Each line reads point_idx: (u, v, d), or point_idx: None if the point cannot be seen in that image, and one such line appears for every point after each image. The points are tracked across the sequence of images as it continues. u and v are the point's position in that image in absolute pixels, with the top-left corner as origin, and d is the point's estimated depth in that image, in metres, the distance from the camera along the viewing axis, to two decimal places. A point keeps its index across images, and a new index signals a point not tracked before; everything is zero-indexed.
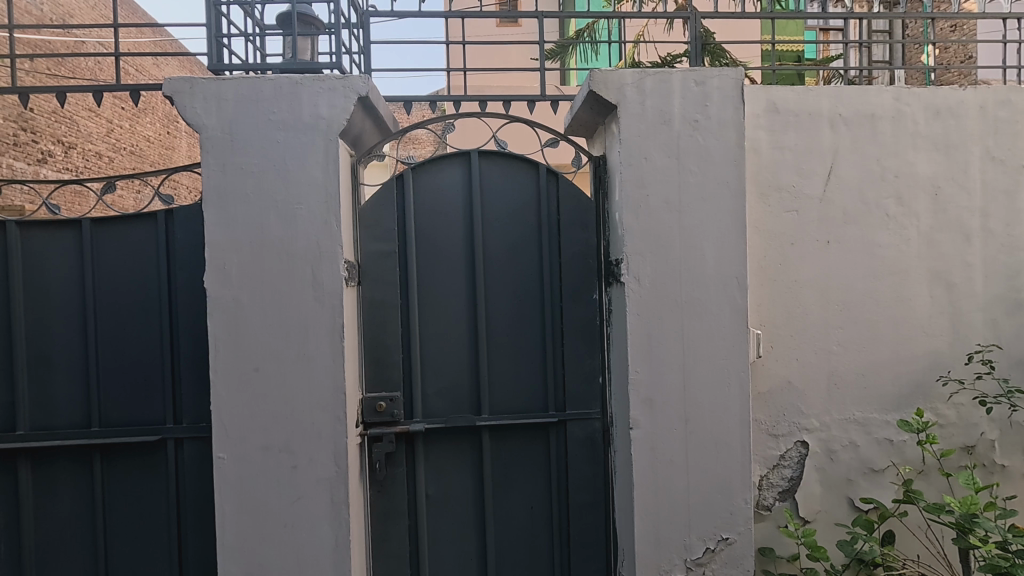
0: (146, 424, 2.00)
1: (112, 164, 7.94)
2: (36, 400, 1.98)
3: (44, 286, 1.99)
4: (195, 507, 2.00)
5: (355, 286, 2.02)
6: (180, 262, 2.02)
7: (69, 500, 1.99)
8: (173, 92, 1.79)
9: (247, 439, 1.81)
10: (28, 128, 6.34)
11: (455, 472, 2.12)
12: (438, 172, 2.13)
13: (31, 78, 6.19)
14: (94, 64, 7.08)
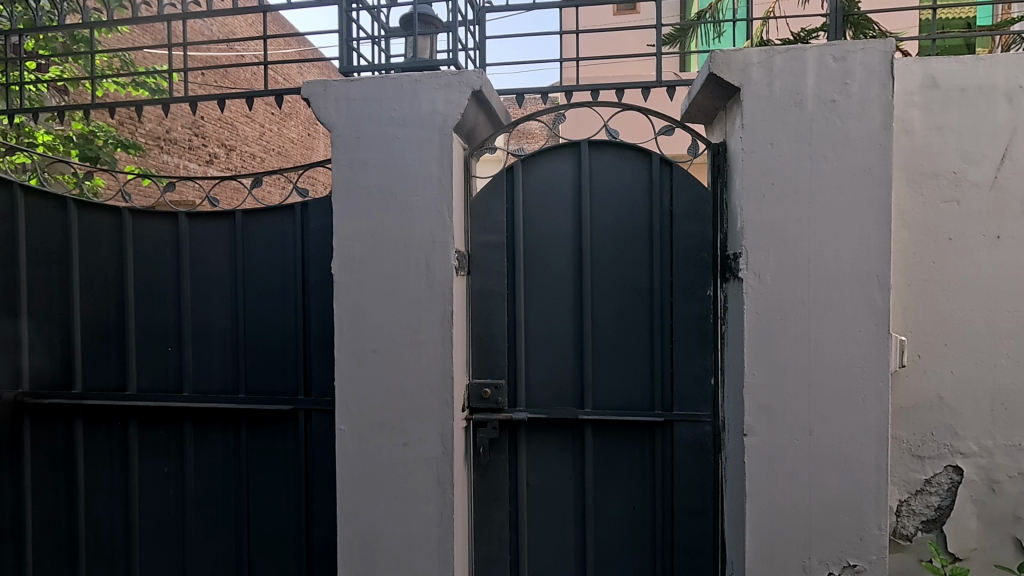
0: (283, 394, 2.23)
1: (263, 164, 8.96)
2: (198, 368, 2.29)
3: (206, 269, 2.30)
4: (321, 472, 2.20)
5: (465, 275, 2.08)
6: (313, 251, 2.21)
7: (220, 454, 2.28)
8: (310, 94, 1.97)
9: (364, 415, 1.95)
10: (199, 134, 7.35)
11: (557, 464, 2.12)
12: (548, 163, 2.13)
13: (202, 89, 7.17)
14: (249, 74, 8.00)
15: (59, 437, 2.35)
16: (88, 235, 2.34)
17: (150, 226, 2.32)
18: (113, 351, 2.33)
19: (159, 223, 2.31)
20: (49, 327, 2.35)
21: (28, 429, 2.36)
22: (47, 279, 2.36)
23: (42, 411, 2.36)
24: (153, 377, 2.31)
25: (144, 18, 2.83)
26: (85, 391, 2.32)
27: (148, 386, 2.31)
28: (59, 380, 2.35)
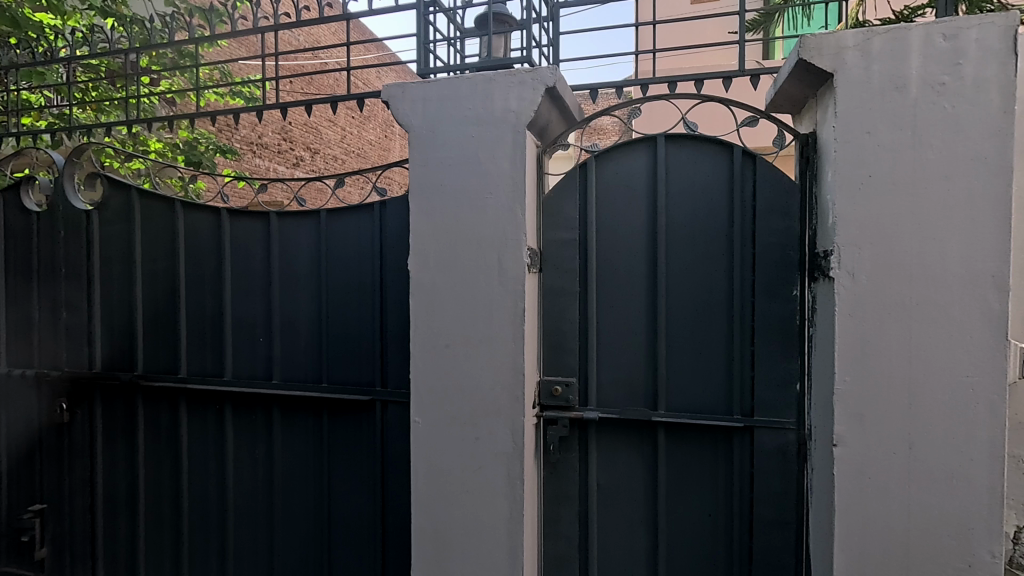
0: (362, 385, 2.34)
1: (344, 165, 9.42)
2: (285, 357, 2.44)
3: (293, 265, 2.43)
4: (396, 461, 2.28)
5: (537, 273, 2.09)
6: (391, 247, 2.29)
7: (305, 440, 2.42)
8: (389, 96, 2.04)
9: (438, 408, 2.00)
10: (288, 139, 7.87)
11: (629, 466, 2.08)
12: (623, 158, 2.08)
13: (290, 96, 7.65)
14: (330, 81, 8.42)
15: (166, 418, 2.59)
16: (191, 233, 2.54)
17: (244, 225, 2.49)
18: (212, 340, 2.53)
19: (252, 222, 2.47)
20: (159, 316, 2.59)
21: (141, 408, 2.61)
22: (156, 273, 2.59)
23: (152, 393, 2.60)
24: (247, 365, 2.49)
25: (241, 31, 3.04)
26: (189, 376, 2.54)
27: (242, 373, 2.49)
28: (166, 365, 2.58)
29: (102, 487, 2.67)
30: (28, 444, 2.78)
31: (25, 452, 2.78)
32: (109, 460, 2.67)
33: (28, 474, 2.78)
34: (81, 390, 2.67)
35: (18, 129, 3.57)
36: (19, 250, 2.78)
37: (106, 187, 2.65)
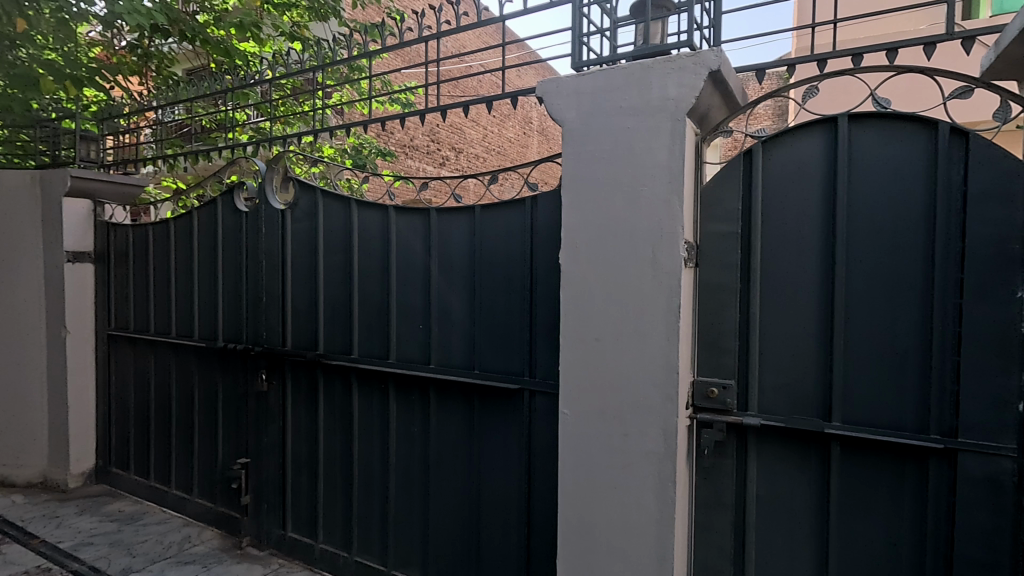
0: (511, 374, 2.42)
1: (485, 164, 9.94)
2: (441, 344, 2.60)
3: (448, 258, 2.58)
4: (542, 450, 2.33)
5: (693, 268, 1.99)
6: (541, 240, 2.33)
7: (458, 422, 2.58)
8: (544, 93, 2.09)
9: (587, 401, 2.01)
10: (435, 141, 8.56)
11: (794, 478, 1.90)
12: (795, 142, 1.90)
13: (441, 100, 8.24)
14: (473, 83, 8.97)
15: (341, 392, 2.91)
16: (363, 229, 2.81)
17: (406, 220, 2.69)
18: (379, 325, 2.78)
19: (415, 218, 2.66)
20: (336, 303, 2.91)
21: (322, 382, 2.97)
22: (334, 264, 2.91)
23: (330, 369, 2.94)
24: (407, 349, 2.70)
25: (403, 43, 3.27)
26: (360, 356, 2.83)
27: (403, 356, 2.71)
28: (342, 346, 2.90)
29: (290, 448, 3.09)
30: (237, 406, 3.31)
31: (235, 412, 3.32)
32: (296, 423, 3.07)
33: (237, 431, 3.31)
34: (276, 363, 3.12)
35: (228, 142, 4.24)
36: (232, 244, 3.30)
37: (297, 190, 3.03)
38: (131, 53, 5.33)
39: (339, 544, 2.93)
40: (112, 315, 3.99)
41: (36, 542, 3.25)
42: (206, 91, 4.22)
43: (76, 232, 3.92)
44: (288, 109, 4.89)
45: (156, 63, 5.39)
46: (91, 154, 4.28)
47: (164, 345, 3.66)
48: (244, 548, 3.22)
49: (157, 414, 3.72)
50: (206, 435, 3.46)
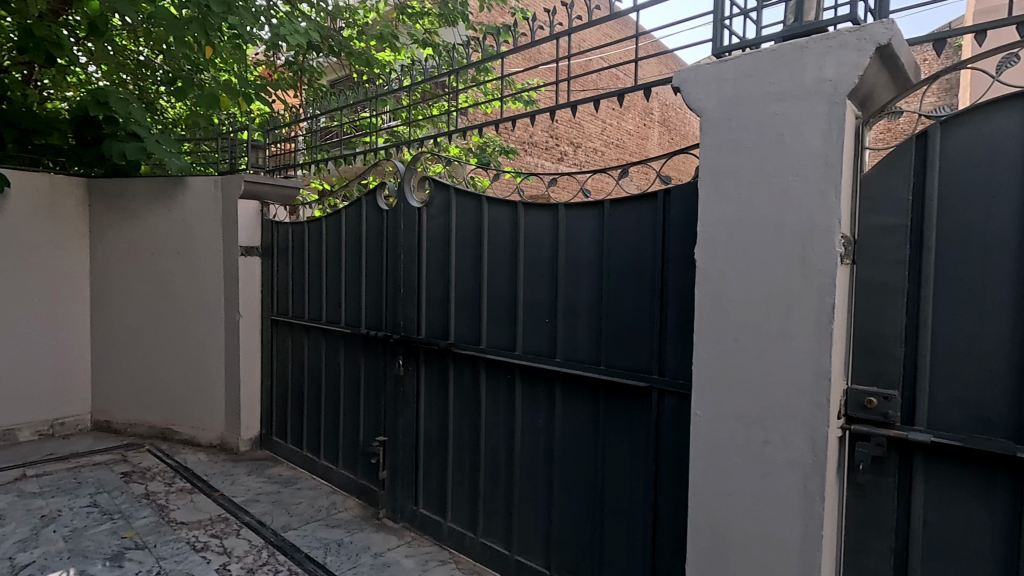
0: (638, 371, 2.37)
1: (603, 156, 10.26)
2: (566, 338, 2.63)
3: (575, 253, 2.59)
4: (670, 451, 2.27)
5: (849, 265, 1.81)
6: (673, 235, 2.25)
7: (583, 417, 2.59)
8: (681, 82, 2.02)
9: (723, 403, 1.91)
10: (554, 136, 9.04)
11: (972, 506, 1.67)
12: (984, 122, 1.64)
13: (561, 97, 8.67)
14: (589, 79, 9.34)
15: (469, 380, 3.06)
16: (493, 224, 2.92)
17: (535, 216, 2.75)
18: (506, 317, 2.88)
19: (543, 214, 2.71)
20: (466, 296, 3.06)
21: (452, 370, 3.14)
22: (466, 258, 3.05)
23: (460, 358, 3.10)
24: (534, 341, 2.76)
25: (531, 43, 3.28)
26: (487, 347, 2.95)
27: (530, 348, 2.77)
28: (471, 337, 3.04)
29: (423, 430, 3.32)
30: (376, 388, 3.61)
31: (374, 393, 3.62)
32: (428, 407, 3.29)
33: (376, 411, 3.62)
34: (412, 350, 3.35)
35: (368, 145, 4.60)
36: (374, 240, 3.60)
37: (432, 188, 3.22)
38: (288, 69, 6.02)
39: (466, 524, 3.09)
40: (274, 302, 4.53)
41: (217, 494, 3.81)
42: (348, 99, 4.58)
43: (247, 230, 4.50)
44: (419, 114, 5.16)
45: (308, 77, 6.02)
46: (262, 160, 4.85)
47: (316, 330, 4.09)
48: (381, 519, 3.52)
49: (309, 390, 4.18)
50: (350, 413, 3.82)
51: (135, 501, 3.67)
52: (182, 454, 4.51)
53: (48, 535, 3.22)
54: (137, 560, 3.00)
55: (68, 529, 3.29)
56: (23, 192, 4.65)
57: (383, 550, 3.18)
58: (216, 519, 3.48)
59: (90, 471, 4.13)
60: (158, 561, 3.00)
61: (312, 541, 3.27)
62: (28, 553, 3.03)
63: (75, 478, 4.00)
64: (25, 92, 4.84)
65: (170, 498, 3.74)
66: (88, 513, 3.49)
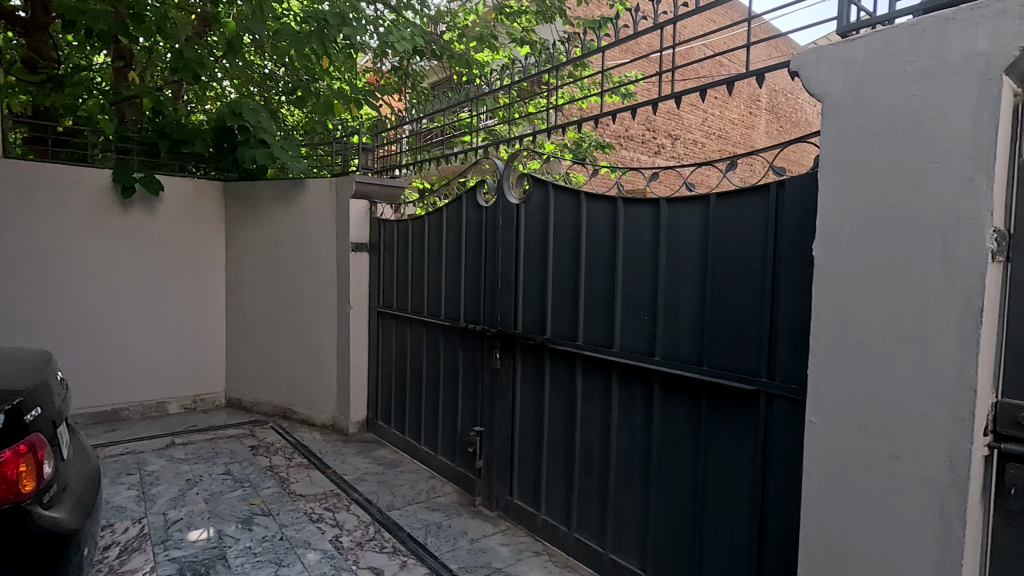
0: (746, 374, 2.26)
1: (703, 148, 10.13)
2: (667, 337, 2.56)
3: (677, 249, 2.51)
4: (780, 459, 2.14)
5: (1003, 262, 1.60)
6: (787, 230, 2.12)
7: (683, 419, 2.51)
8: (800, 66, 1.89)
9: (843, 412, 1.78)
10: (650, 129, 9.19)
11: None
12: None
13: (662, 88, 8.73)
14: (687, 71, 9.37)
15: (565, 376, 3.07)
16: (591, 220, 2.90)
17: (635, 211, 2.69)
18: (603, 313, 2.85)
19: (643, 209, 2.65)
20: (564, 292, 3.07)
21: (548, 364, 3.17)
22: (563, 254, 3.06)
23: (557, 353, 3.12)
24: (632, 339, 2.71)
25: (626, 39, 3.15)
26: (584, 343, 2.94)
27: (628, 346, 2.73)
28: (567, 333, 3.05)
29: (518, 423, 3.38)
30: (474, 380, 3.74)
31: (472, 384, 3.75)
32: (523, 400, 3.34)
33: (474, 402, 3.74)
34: (509, 344, 3.42)
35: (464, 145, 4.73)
36: (474, 236, 3.72)
37: (531, 185, 3.25)
38: (394, 75, 6.39)
39: (560, 518, 3.11)
40: (380, 295, 4.82)
41: (330, 471, 4.14)
42: (449, 102, 4.70)
43: (358, 227, 4.82)
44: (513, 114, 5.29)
45: (412, 81, 6.34)
46: (371, 162, 5.24)
47: (419, 322, 4.30)
48: (477, 506, 3.65)
49: (412, 379, 4.41)
50: (449, 403, 3.98)
51: (261, 472, 4.08)
52: (299, 433, 4.94)
53: (192, 496, 3.67)
54: (264, 525, 3.34)
55: (208, 492, 3.74)
56: (172, 195, 5.30)
57: (480, 536, 3.30)
58: (329, 493, 3.79)
59: (225, 442, 4.65)
60: (281, 527, 3.32)
61: (413, 522, 3.46)
62: (178, 510, 3.47)
63: (213, 447, 4.53)
64: (174, 107, 5.48)
65: (291, 471, 4.12)
66: (223, 480, 3.93)
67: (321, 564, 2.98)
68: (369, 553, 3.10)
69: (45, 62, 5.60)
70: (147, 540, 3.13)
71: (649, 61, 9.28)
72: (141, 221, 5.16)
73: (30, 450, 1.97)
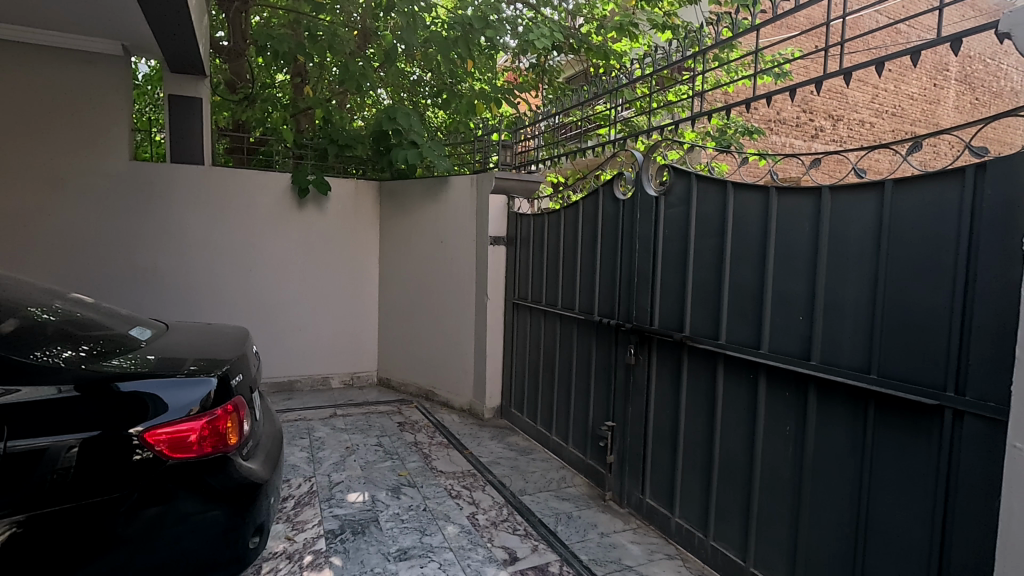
0: (926, 386, 1.98)
1: (873, 129, 9.06)
2: (827, 339, 2.32)
3: (842, 243, 2.27)
4: (969, 487, 1.85)
5: None
6: (987, 222, 1.82)
7: (844, 430, 2.27)
8: (1012, 27, 1.60)
9: None
10: (807, 110, 8.55)
11: None
12: None
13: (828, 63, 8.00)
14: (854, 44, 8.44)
15: (705, 376, 2.93)
16: (739, 211, 2.72)
17: (792, 202, 2.48)
18: (751, 311, 2.67)
19: (802, 199, 2.44)
20: (706, 287, 2.92)
21: (686, 363, 3.05)
22: (707, 248, 2.91)
23: (697, 352, 2.99)
24: (784, 340, 2.50)
25: (776, 17, 2.91)
26: (727, 342, 2.78)
27: (778, 347, 2.53)
28: (709, 330, 2.90)
29: (653, 422, 3.30)
30: (607, 375, 3.72)
31: (605, 378, 3.73)
32: (659, 398, 3.25)
33: (607, 397, 3.72)
34: (645, 339, 3.35)
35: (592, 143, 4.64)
36: (610, 230, 3.68)
37: (672, 175, 3.13)
38: (532, 72, 6.55)
39: (696, 524, 2.99)
40: (516, 287, 4.99)
41: (467, 452, 4.39)
42: (585, 96, 4.66)
43: (497, 221, 5.03)
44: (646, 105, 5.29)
45: (549, 76, 6.47)
46: (510, 159, 5.34)
47: (553, 314, 4.38)
48: (607, 501, 3.64)
49: (545, 370, 4.51)
50: (582, 395, 4.00)
51: (408, 447, 4.46)
52: (440, 414, 5.30)
53: (351, 462, 4.12)
54: (410, 495, 3.64)
55: (363, 460, 4.17)
56: (337, 194, 5.95)
57: (610, 531, 3.29)
58: (466, 473, 4.02)
59: (377, 417, 5.14)
60: (425, 499, 3.60)
61: (545, 509, 3.55)
62: (339, 474, 3.92)
63: (367, 421, 5.03)
64: (339, 115, 6.11)
65: (433, 449, 4.44)
66: (376, 450, 4.36)
67: (460, 537, 3.18)
68: (503, 533, 3.24)
69: (243, 83, 6.60)
70: (316, 497, 3.58)
71: (811, 35, 8.45)
72: (313, 218, 5.87)
73: (234, 410, 2.33)
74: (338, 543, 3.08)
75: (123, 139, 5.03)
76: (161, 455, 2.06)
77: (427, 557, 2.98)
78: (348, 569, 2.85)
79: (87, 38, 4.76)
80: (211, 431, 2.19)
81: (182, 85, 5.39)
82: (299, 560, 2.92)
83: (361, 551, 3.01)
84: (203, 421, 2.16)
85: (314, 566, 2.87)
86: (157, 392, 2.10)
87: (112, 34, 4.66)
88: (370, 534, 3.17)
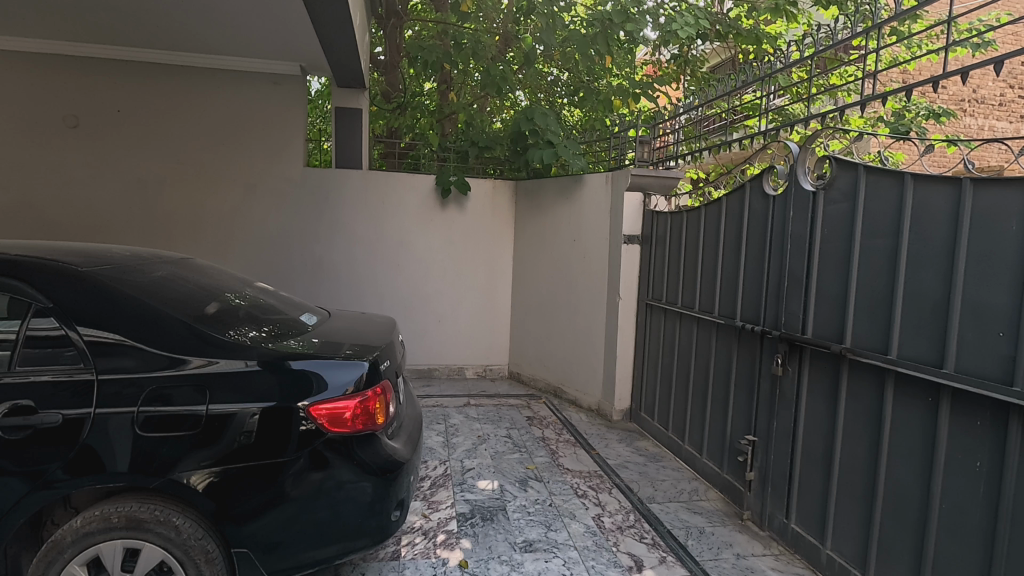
0: None
1: None
2: None
3: None
4: None
5: None
6: None
7: None
8: None
9: None
10: (1016, 85, 7.25)
11: None
12: None
13: None
14: None
15: (871, 394, 2.58)
16: (921, 207, 2.36)
17: (996, 196, 2.09)
18: (933, 324, 2.30)
19: (1010, 193, 2.05)
20: (875, 295, 2.57)
21: (846, 378, 2.71)
22: (876, 250, 2.56)
23: (861, 366, 2.64)
24: (977, 359, 2.12)
25: None
26: (899, 359, 2.42)
27: (969, 368, 2.14)
28: (877, 344, 2.55)
29: (802, 441, 2.99)
30: (749, 385, 3.45)
31: (747, 388, 3.46)
32: (812, 415, 2.94)
33: (748, 409, 3.45)
34: (795, 349, 3.04)
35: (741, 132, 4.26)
36: (758, 228, 3.40)
37: (834, 168, 2.80)
38: (674, 64, 6.30)
39: (853, 560, 2.66)
40: (650, 288, 4.83)
41: (595, 452, 4.36)
42: (732, 86, 4.33)
43: (631, 220, 4.90)
44: (803, 92, 4.94)
45: (692, 67, 6.19)
46: (647, 155, 5.07)
47: (689, 317, 4.17)
48: (744, 521, 3.39)
49: (679, 375, 4.31)
50: (718, 405, 3.76)
51: (536, 441, 4.54)
52: (568, 412, 5.32)
53: (482, 450, 4.31)
54: (536, 489, 3.71)
55: (493, 450, 4.33)
56: (476, 194, 6.24)
57: (747, 554, 3.05)
58: (593, 473, 3.99)
59: (507, 410, 5.31)
60: (551, 494, 3.64)
61: (674, 520, 3.39)
62: (471, 460, 4.12)
63: (497, 412, 5.22)
64: (480, 118, 6.39)
65: (560, 446, 4.47)
66: (506, 441, 4.51)
67: (586, 537, 3.16)
68: (629, 540, 3.17)
69: (396, 93, 7.19)
70: (449, 480, 3.80)
71: None
72: (454, 217, 6.21)
73: (382, 393, 2.56)
74: (468, 526, 3.24)
75: (298, 149, 5.75)
76: (322, 428, 2.33)
77: (552, 553, 3.00)
78: (477, 552, 2.98)
79: (274, 62, 5.52)
80: (363, 410, 2.43)
81: (346, 99, 6.03)
82: (434, 538, 3.11)
83: (489, 536, 3.13)
84: (356, 400, 2.41)
85: (446, 545, 3.05)
86: (320, 371, 2.38)
87: (291, 57, 5.34)
88: (498, 522, 3.29)
